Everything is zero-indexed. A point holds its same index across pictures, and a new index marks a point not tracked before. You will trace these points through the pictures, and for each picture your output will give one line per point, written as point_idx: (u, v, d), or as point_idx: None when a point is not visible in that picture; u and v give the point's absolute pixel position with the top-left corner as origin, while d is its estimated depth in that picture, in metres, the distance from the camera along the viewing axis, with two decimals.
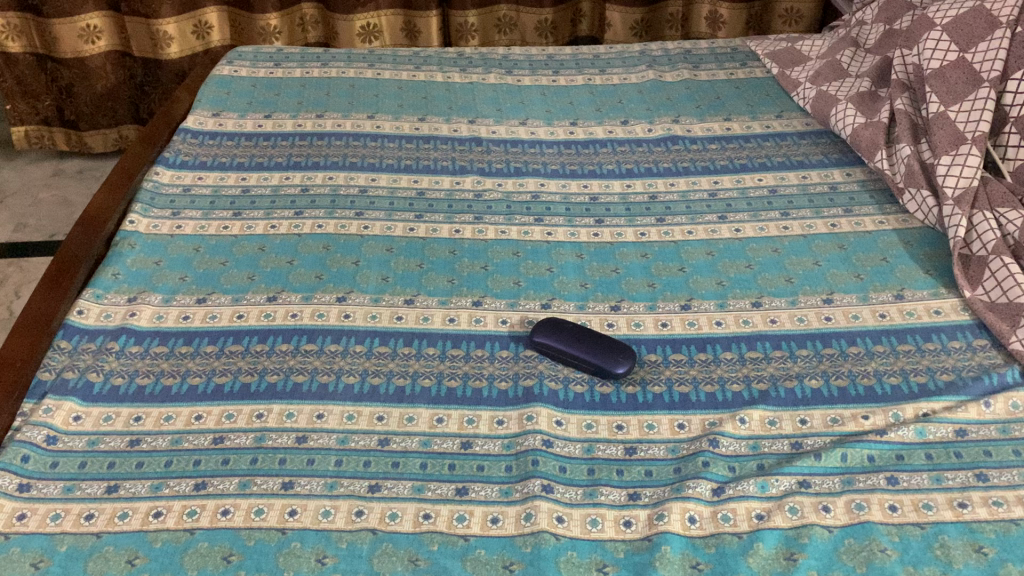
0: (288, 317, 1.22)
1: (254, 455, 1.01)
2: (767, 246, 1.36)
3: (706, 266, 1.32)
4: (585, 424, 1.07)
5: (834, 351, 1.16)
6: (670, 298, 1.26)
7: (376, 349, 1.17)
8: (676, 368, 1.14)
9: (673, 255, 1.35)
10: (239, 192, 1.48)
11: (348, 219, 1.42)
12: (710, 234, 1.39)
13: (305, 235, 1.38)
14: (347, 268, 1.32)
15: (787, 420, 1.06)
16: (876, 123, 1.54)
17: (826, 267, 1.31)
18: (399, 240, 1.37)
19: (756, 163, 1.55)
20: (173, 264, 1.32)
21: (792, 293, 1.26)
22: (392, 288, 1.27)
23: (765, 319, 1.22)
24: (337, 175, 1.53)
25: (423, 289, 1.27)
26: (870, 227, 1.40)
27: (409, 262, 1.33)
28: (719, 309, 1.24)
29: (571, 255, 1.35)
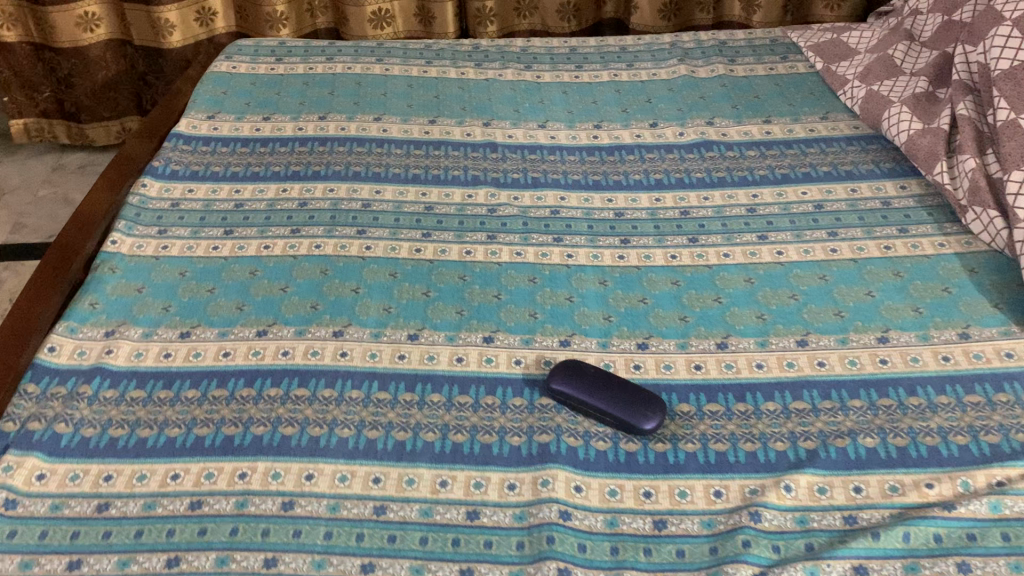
0: (220, 356, 0.95)
1: (170, 525, 0.78)
2: (847, 253, 1.06)
3: (779, 275, 1.04)
4: (608, 491, 0.80)
5: (920, 401, 0.88)
6: (703, 335, 0.96)
7: (318, 391, 0.90)
8: (712, 422, 0.86)
9: (739, 268, 1.05)
10: (149, 197, 1.18)
11: (348, 237, 1.11)
12: (800, 254, 1.06)
13: (234, 257, 1.08)
14: (274, 295, 1.03)
15: (838, 487, 0.80)
16: (936, 129, 1.17)
17: (910, 278, 1.02)
18: (335, 261, 1.07)
19: (822, 171, 1.20)
20: (158, 291, 1.03)
21: (880, 312, 0.98)
22: (320, 319, 0.99)
23: (864, 342, 0.94)
24: (316, 186, 1.21)
25: (353, 319, 0.99)
26: (930, 250, 1.06)
27: (343, 286, 1.03)
28: (820, 333, 0.96)
29: (566, 271, 1.05)
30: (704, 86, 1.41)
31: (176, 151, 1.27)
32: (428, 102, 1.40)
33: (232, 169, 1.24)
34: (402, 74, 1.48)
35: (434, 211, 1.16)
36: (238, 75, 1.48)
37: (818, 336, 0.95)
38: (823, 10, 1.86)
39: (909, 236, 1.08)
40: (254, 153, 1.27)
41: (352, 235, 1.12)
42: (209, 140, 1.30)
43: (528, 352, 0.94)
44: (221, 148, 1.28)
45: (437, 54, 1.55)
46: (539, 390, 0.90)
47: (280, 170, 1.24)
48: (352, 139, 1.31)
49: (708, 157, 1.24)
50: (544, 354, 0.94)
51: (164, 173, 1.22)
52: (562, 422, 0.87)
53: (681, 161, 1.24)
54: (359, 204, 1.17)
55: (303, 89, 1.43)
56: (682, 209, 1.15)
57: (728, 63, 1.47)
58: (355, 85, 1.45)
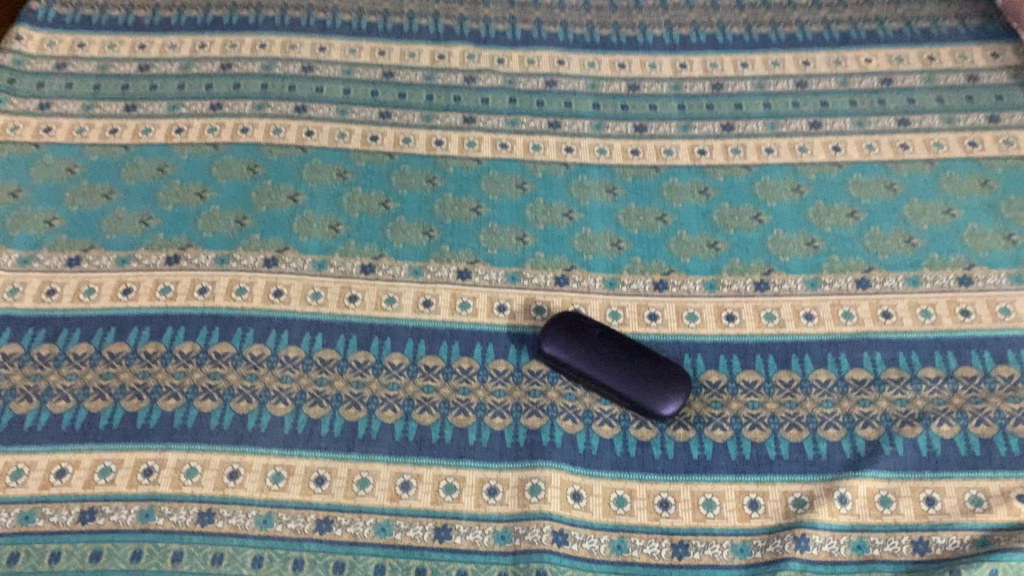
0: (119, 295, 0.74)
1: (53, 546, 0.61)
2: (921, 150, 0.84)
3: (833, 181, 0.82)
4: (615, 499, 0.63)
5: (1010, 371, 0.69)
6: (737, 271, 0.76)
7: (245, 349, 0.71)
8: (747, 399, 0.68)
9: (784, 172, 0.82)
10: (26, 55, 0.91)
11: (284, 117, 0.87)
12: (861, 150, 0.84)
13: (137, 146, 0.84)
14: (189, 205, 0.80)
15: (905, 498, 0.63)
16: None
17: (1002, 190, 0.80)
18: (268, 152, 0.84)
19: (892, 28, 0.94)
20: (39, 196, 0.80)
21: (962, 240, 0.77)
22: (248, 242, 0.78)
23: (940, 285, 0.74)
24: (243, 40, 0.94)
25: (290, 242, 0.78)
26: None
27: (277, 192, 0.81)
28: (886, 270, 0.76)
29: (563, 175, 0.82)
30: None
31: None
32: None
33: (134, 15, 0.96)
34: None
35: (393, 77, 0.91)
36: None
37: (883, 274, 0.75)
38: None
39: (1001, 128, 0.85)
40: None
41: (291, 113, 0.87)
42: None
43: (514, 295, 0.74)
44: None
45: None
46: (528, 349, 0.71)
47: (198, 16, 0.96)
48: None
49: (747, 4, 0.95)
50: (534, 297, 0.74)
51: (45, 21, 0.94)
52: (557, 399, 0.68)
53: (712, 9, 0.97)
54: (298, 67, 0.91)
55: None
56: (714, 80, 0.90)
57: None
58: None
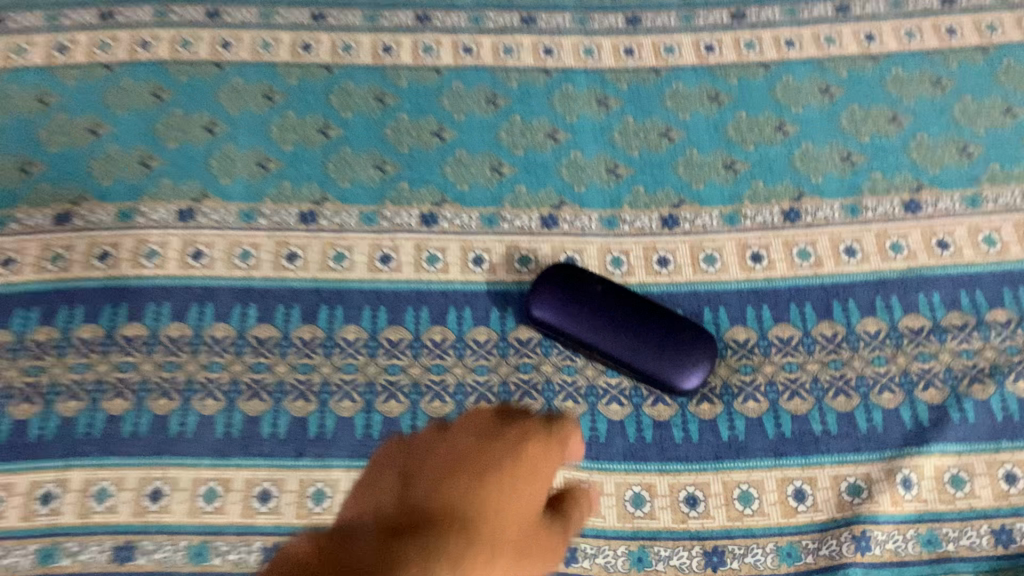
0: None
1: None
2: (970, 34, 0.68)
3: (871, 77, 0.67)
4: (630, 499, 0.52)
5: None
6: (762, 197, 0.62)
7: (160, 330, 0.57)
8: (783, 360, 0.56)
9: (809, 69, 0.67)
10: None
11: (190, 24, 0.68)
12: (900, 39, 0.68)
13: (7, 69, 0.67)
14: (79, 145, 0.64)
15: (980, 477, 0.52)
16: None
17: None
18: (174, 71, 0.67)
19: None
20: None
21: None
22: (156, 190, 0.62)
23: (1004, 204, 0.62)
24: None
25: (209, 186, 0.62)
26: None
27: (188, 123, 0.65)
28: (939, 186, 0.63)
29: (544, 85, 0.66)
30: None
31: None
32: None
33: None
34: None
35: None
36: None
37: (935, 194, 0.62)
38: None
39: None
40: None
41: (199, 19, 0.68)
42: None
43: (492, 242, 0.60)
44: None
45: None
46: (513, 312, 0.57)
47: None
48: None
49: None
50: (517, 245, 0.60)
51: None
52: (552, 375, 0.55)
53: None
54: None
55: None
56: None
57: None
58: None
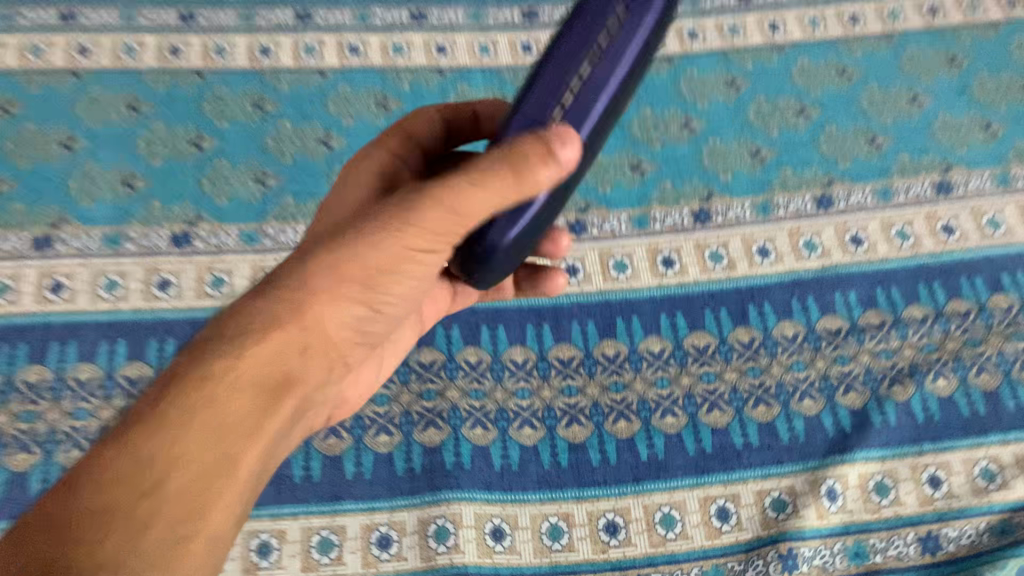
0: None
1: None
2: (874, 21, 0.67)
3: (776, 70, 0.65)
4: (546, 530, 0.49)
5: (1008, 301, 0.56)
6: (673, 198, 0.59)
7: (16, 377, 0.52)
8: (700, 370, 0.53)
9: (714, 62, 0.65)
10: None
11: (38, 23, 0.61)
12: (804, 27, 0.67)
13: None
14: None
15: (905, 482, 0.51)
16: None
17: (972, 67, 0.65)
18: (22, 80, 0.60)
19: None
20: None
21: (933, 136, 0.63)
22: (6, 216, 0.56)
23: (914, 196, 0.60)
24: None
25: (68, 207, 0.56)
26: (996, 10, 0.68)
27: (42, 139, 0.59)
28: (849, 181, 0.61)
29: (437, 86, 0.62)
30: None
31: None
32: None
33: None
34: None
35: None
36: None
37: (847, 189, 0.60)
38: None
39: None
40: None
41: (52, 23, 0.61)
42: None
43: None
44: None
45: None
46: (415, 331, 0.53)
47: None
48: None
49: None
50: None
51: None
52: (459, 400, 0.51)
53: None
54: None
55: None
56: None
57: None
58: None
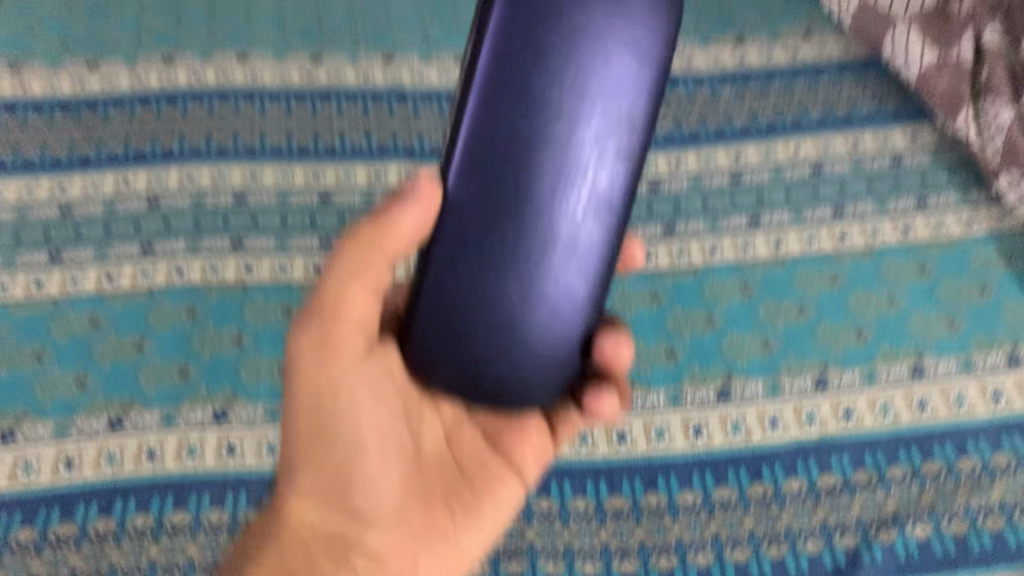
0: (64, 467, 0.72)
1: None
2: (858, 239, 0.85)
3: (780, 277, 0.83)
4: None
5: (972, 464, 0.71)
6: (699, 380, 0.76)
7: (202, 515, 0.70)
8: (724, 517, 0.69)
9: (731, 271, 0.83)
10: None
11: (220, 254, 0.85)
12: (802, 243, 0.85)
13: (65, 299, 0.81)
14: (128, 360, 0.77)
15: None
16: (955, 66, 0.94)
17: (939, 273, 0.82)
18: (206, 294, 0.82)
19: (816, 115, 0.96)
20: None
21: (909, 330, 0.78)
22: (193, 394, 0.75)
23: (894, 378, 0.75)
24: (169, 173, 0.91)
25: (238, 389, 0.75)
26: (958, 229, 0.86)
27: (219, 336, 0.78)
28: (842, 365, 0.76)
29: None
30: None
31: None
32: None
33: (50, 152, 0.93)
34: None
35: (331, 202, 0.90)
36: None
37: (839, 371, 0.76)
38: None
39: (930, 209, 0.88)
40: (80, 124, 0.96)
41: (225, 248, 0.85)
42: (14, 106, 0.98)
43: None
44: (34, 116, 0.96)
45: None
46: None
47: (118, 152, 0.93)
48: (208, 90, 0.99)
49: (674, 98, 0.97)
50: None
51: None
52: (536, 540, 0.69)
53: None
54: (229, 198, 0.89)
55: None
56: (650, 179, 0.90)
57: None
58: None
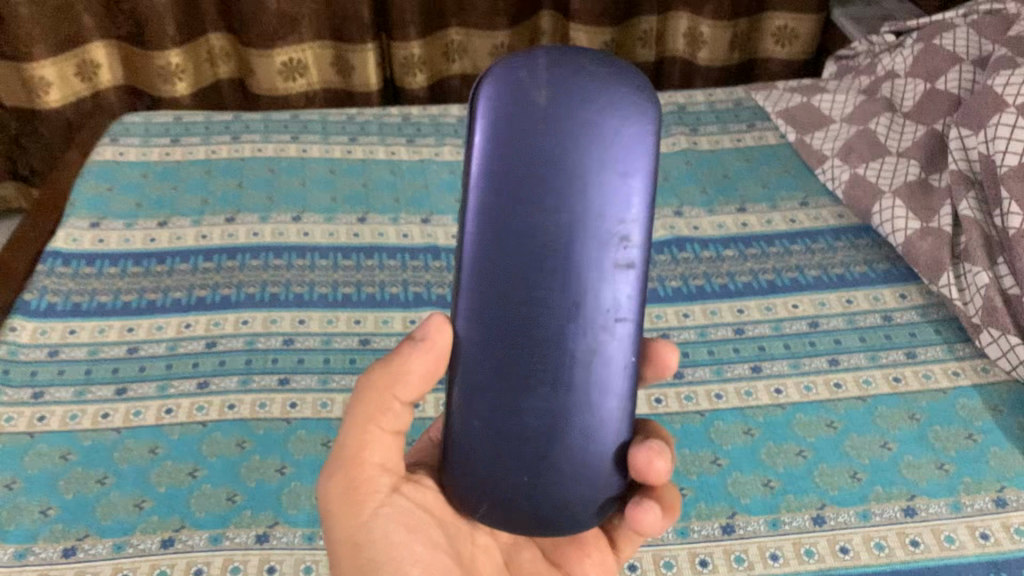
0: None
1: None
2: (852, 387, 0.93)
3: (781, 422, 0.89)
4: None
5: None
6: (705, 516, 0.81)
7: None
8: None
9: (735, 416, 0.90)
10: (21, 345, 0.98)
11: (269, 391, 0.93)
12: (801, 390, 0.93)
13: (129, 429, 0.90)
14: (181, 485, 0.85)
15: None
16: (936, 232, 1.05)
17: (929, 421, 0.89)
18: (255, 427, 0.90)
19: (811, 275, 1.06)
20: (31, 488, 0.84)
21: (901, 472, 0.84)
22: (239, 519, 0.82)
23: (888, 516, 0.81)
24: (226, 318, 1.02)
25: (280, 515, 0.82)
26: (945, 381, 0.93)
27: (265, 466, 0.86)
28: (838, 504, 0.82)
29: None
30: (666, 163, 1.25)
31: (53, 277, 1.07)
32: (355, 192, 1.21)
33: (122, 299, 1.05)
34: (321, 156, 1.28)
35: (370, 344, 0.99)
36: (126, 164, 1.26)
37: (835, 510, 0.81)
38: (774, 46, 1.72)
39: (918, 362, 0.95)
40: (150, 274, 1.08)
41: (274, 386, 0.94)
42: (93, 257, 1.10)
43: None
44: (110, 268, 1.09)
45: (362, 127, 1.35)
46: None
47: (182, 298, 1.04)
48: (266, 247, 1.11)
49: (681, 260, 1.09)
50: None
51: (38, 309, 1.02)
52: None
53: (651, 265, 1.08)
54: (279, 340, 0.99)
55: (205, 180, 1.23)
56: (660, 330, 1.00)
57: (689, 133, 1.31)
58: (268, 173, 1.24)
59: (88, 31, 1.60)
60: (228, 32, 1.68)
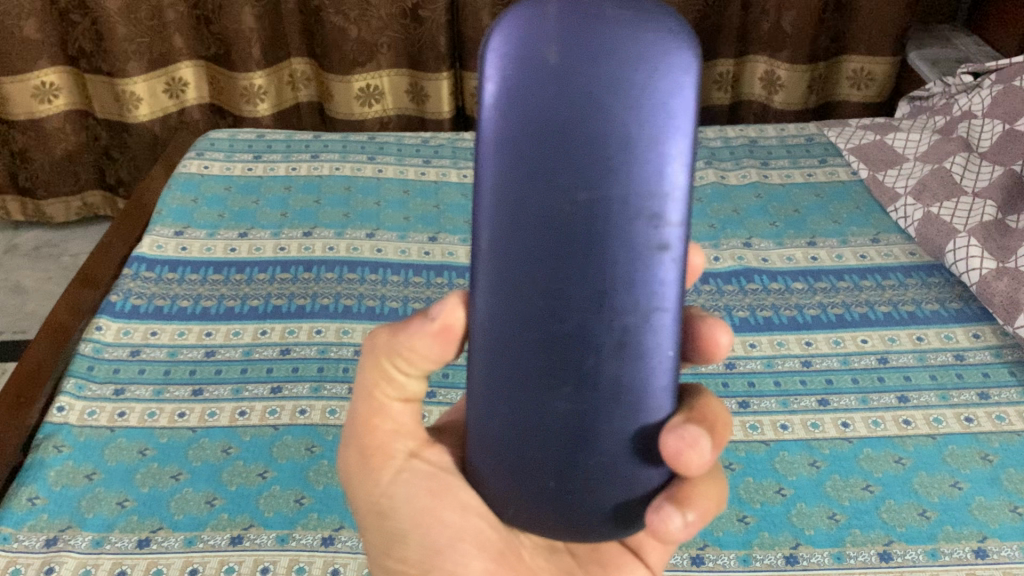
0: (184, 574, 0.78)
1: None
2: (923, 425, 0.91)
3: (847, 456, 0.88)
4: None
5: None
6: (768, 545, 0.80)
7: None
8: None
9: (800, 447, 0.89)
10: (105, 342, 1.02)
11: (339, 399, 0.96)
12: (868, 425, 0.92)
13: (202, 429, 0.93)
14: (252, 484, 0.87)
15: None
16: (1014, 272, 1.03)
17: (1002, 463, 0.87)
18: (323, 433, 0.92)
19: (881, 311, 1.05)
20: (110, 480, 0.87)
21: (972, 513, 0.82)
22: (305, 521, 0.83)
23: (958, 557, 0.79)
24: (301, 327, 1.05)
25: (346, 520, 0.83)
26: (1020, 424, 0.91)
27: (333, 471, 0.88)
28: (905, 542, 0.80)
29: None
30: (736, 197, 1.26)
31: (137, 281, 1.11)
32: (427, 213, 1.24)
33: (201, 304, 1.08)
34: (397, 176, 1.31)
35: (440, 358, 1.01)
36: (211, 177, 1.31)
37: (903, 547, 0.80)
38: (849, 89, 1.72)
39: (992, 403, 0.93)
40: (229, 281, 1.12)
41: (344, 394, 0.96)
42: (176, 264, 1.14)
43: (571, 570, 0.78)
44: (191, 275, 1.13)
45: (436, 150, 1.39)
46: None
47: (259, 305, 1.08)
48: (340, 261, 1.15)
49: (749, 291, 1.09)
50: None
51: (123, 310, 1.07)
52: None
53: (718, 295, 1.08)
54: (352, 350, 1.02)
55: (285, 196, 1.27)
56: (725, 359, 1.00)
57: (760, 166, 1.32)
58: (345, 191, 1.28)
59: (178, 52, 1.68)
60: (309, 56, 1.74)
